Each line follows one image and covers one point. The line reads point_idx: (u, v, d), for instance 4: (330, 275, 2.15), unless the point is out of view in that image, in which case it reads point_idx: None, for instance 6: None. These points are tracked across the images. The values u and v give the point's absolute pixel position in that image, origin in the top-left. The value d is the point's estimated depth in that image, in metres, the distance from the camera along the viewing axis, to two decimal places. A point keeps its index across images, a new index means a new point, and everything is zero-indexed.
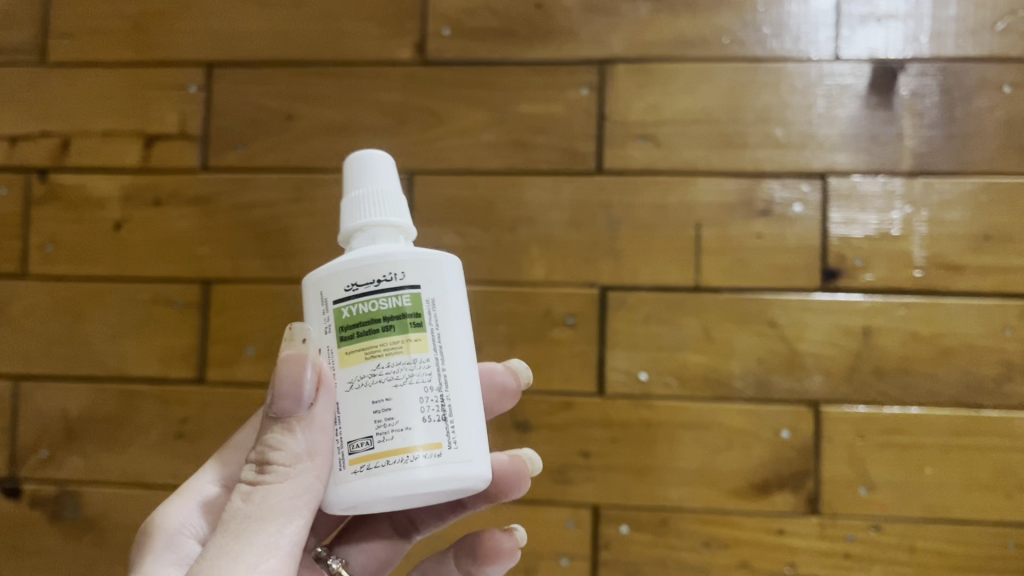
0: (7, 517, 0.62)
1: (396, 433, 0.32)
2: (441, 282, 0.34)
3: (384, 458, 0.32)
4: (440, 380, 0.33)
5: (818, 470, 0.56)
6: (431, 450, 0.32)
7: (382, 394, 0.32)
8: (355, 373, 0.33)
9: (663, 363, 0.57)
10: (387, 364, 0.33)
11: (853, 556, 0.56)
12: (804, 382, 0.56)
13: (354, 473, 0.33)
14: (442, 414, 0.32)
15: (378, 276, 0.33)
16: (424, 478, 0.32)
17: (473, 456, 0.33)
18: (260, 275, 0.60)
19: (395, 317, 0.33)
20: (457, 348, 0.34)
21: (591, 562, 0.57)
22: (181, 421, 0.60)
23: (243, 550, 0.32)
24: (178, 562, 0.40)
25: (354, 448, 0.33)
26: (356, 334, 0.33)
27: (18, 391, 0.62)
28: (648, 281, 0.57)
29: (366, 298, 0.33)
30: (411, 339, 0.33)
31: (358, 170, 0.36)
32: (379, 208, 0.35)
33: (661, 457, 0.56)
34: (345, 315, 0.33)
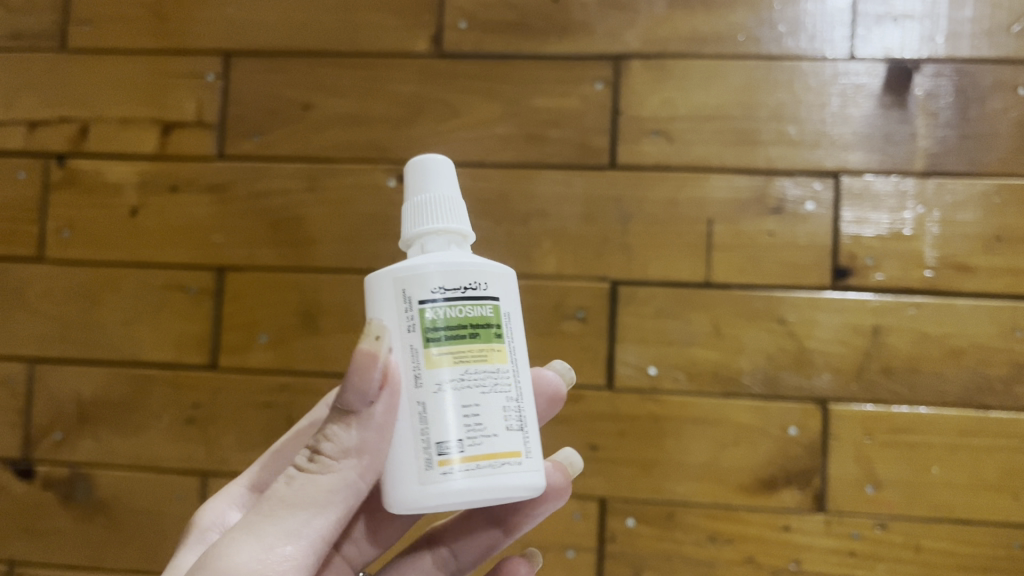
0: (21, 498, 0.63)
1: (486, 439, 0.32)
2: (513, 297, 0.35)
3: (475, 462, 0.32)
4: (517, 391, 0.34)
5: (825, 467, 0.56)
6: (513, 457, 0.32)
7: (471, 399, 0.32)
8: (444, 377, 0.32)
9: (672, 357, 0.57)
10: (475, 369, 0.33)
11: (858, 554, 0.56)
12: (812, 379, 0.56)
13: (442, 475, 0.32)
14: (520, 423, 0.33)
15: (465, 283, 0.33)
16: (508, 484, 0.32)
17: (539, 467, 0.34)
18: (273, 263, 0.61)
19: (481, 325, 0.33)
20: (525, 363, 0.35)
21: (597, 554, 0.58)
22: (193, 406, 0.61)
23: (268, 528, 0.33)
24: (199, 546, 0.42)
25: (443, 449, 0.32)
26: (445, 338, 0.33)
27: (33, 373, 0.63)
28: (659, 276, 0.57)
29: (455, 304, 0.33)
30: (494, 348, 0.33)
31: (421, 175, 0.36)
32: (446, 213, 0.35)
33: (668, 451, 0.57)
34: (431, 317, 0.33)
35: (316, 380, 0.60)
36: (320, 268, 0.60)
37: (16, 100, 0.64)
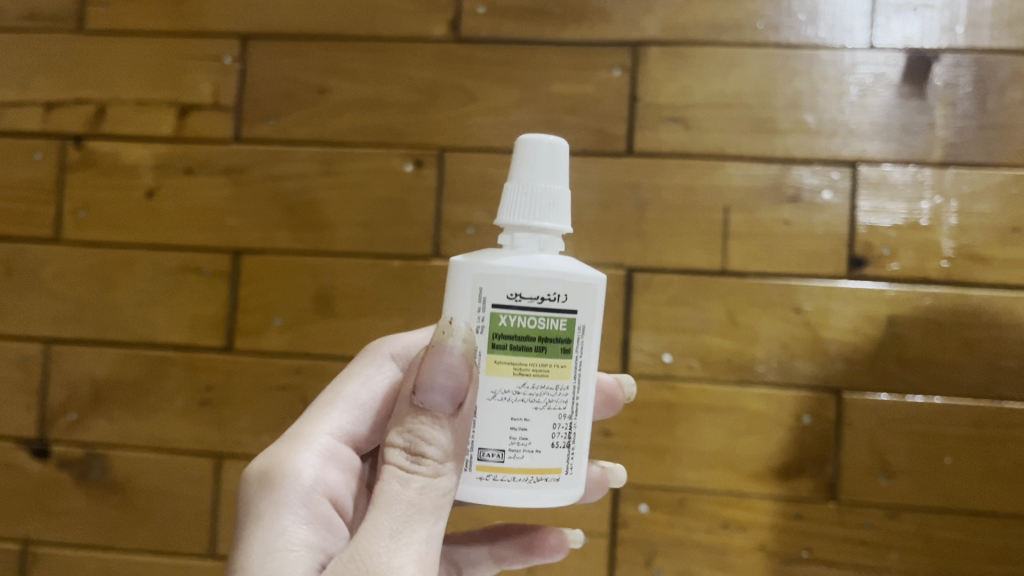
0: (36, 477, 0.63)
1: (527, 454, 0.34)
2: (593, 309, 0.36)
3: (513, 473, 0.34)
4: (572, 408, 0.35)
5: (838, 456, 0.56)
6: (551, 473, 0.35)
7: (523, 412, 0.34)
8: (499, 386, 0.34)
9: (687, 345, 0.57)
10: (532, 384, 0.34)
11: (870, 543, 0.56)
12: (827, 368, 0.56)
13: (478, 479, 0.34)
14: (567, 441, 0.35)
15: (544, 293, 0.34)
16: (546, 495, 0.35)
17: (577, 481, 0.36)
18: (289, 247, 0.61)
19: (549, 338, 0.34)
20: (590, 376, 0.36)
21: (609, 540, 0.58)
22: (208, 388, 0.61)
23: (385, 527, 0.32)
24: (310, 518, 0.36)
25: (481, 455, 0.34)
26: (508, 347, 0.34)
27: (49, 353, 0.63)
28: (674, 264, 0.57)
29: (528, 314, 0.34)
30: (558, 364, 0.35)
31: (535, 159, 0.36)
32: (553, 211, 0.35)
33: (681, 438, 0.57)
34: (503, 323, 0.34)
35: (331, 363, 0.60)
36: (336, 252, 0.60)
37: (33, 80, 0.64)
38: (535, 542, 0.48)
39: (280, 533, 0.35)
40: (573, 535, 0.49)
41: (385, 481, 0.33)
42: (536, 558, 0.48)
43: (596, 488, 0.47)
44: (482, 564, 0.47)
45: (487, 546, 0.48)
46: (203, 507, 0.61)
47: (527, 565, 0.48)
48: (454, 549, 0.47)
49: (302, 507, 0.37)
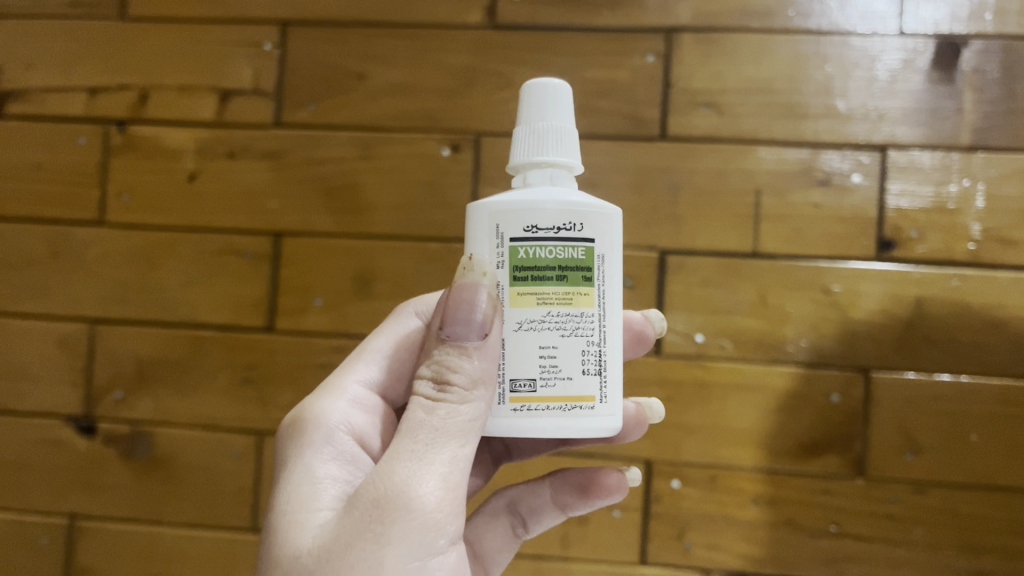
0: (82, 454, 0.65)
1: (559, 382, 0.33)
2: (611, 238, 0.34)
3: (546, 402, 0.33)
4: (600, 336, 0.34)
5: (866, 434, 0.58)
6: (586, 402, 0.33)
7: (550, 340, 0.33)
8: (523, 317, 0.33)
9: (718, 325, 0.58)
10: (556, 313, 0.33)
11: (897, 517, 0.57)
12: (856, 348, 0.57)
13: (513, 411, 0.33)
14: (599, 368, 0.34)
15: (558, 223, 0.33)
16: (580, 425, 0.33)
17: (616, 410, 0.34)
18: (328, 229, 0.62)
19: (569, 267, 0.33)
20: (617, 305, 0.35)
21: (642, 514, 0.59)
22: (249, 366, 0.63)
23: (407, 452, 0.32)
24: (335, 457, 0.37)
25: (513, 386, 0.33)
26: (527, 277, 0.33)
27: (94, 333, 0.65)
28: (706, 246, 0.59)
29: (546, 244, 0.33)
30: (580, 292, 0.33)
31: (539, 100, 0.36)
32: (561, 145, 0.35)
33: (713, 416, 0.58)
34: (522, 255, 0.33)
35: None
36: (374, 234, 0.62)
37: (77, 66, 0.66)
38: (592, 482, 0.45)
39: (307, 469, 0.36)
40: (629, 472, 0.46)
41: (410, 410, 0.33)
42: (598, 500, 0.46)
43: (634, 424, 0.46)
44: (547, 512, 0.46)
45: (549, 492, 0.46)
46: (245, 482, 0.63)
47: (591, 508, 0.46)
48: (518, 499, 0.47)
49: (325, 447, 0.37)
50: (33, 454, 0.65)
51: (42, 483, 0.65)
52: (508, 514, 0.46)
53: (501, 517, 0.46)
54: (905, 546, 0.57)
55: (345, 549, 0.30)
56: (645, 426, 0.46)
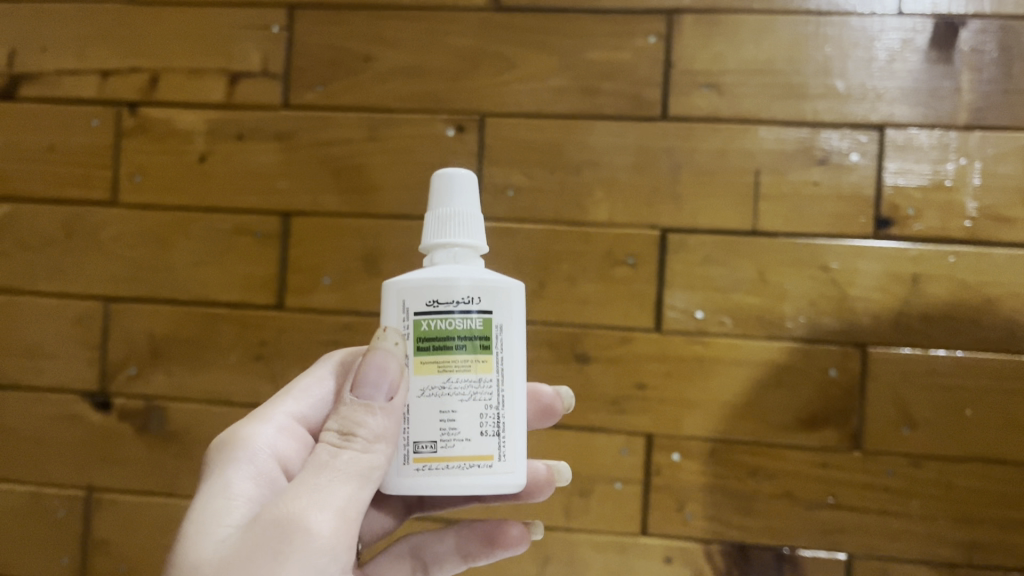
0: (97, 428, 0.67)
1: (458, 443, 0.36)
2: (509, 310, 0.38)
3: (445, 462, 0.36)
4: (498, 399, 0.37)
5: (863, 408, 0.59)
6: (483, 460, 0.37)
7: (450, 405, 0.36)
8: (426, 384, 0.37)
9: (718, 302, 0.60)
10: (456, 379, 0.37)
11: (892, 490, 0.59)
12: (853, 324, 0.59)
13: (417, 470, 0.36)
14: (496, 429, 0.37)
15: (457, 297, 0.37)
16: (477, 483, 0.36)
17: (515, 468, 0.37)
18: (335, 209, 0.64)
19: (467, 337, 0.37)
20: (516, 371, 0.38)
21: (642, 487, 0.61)
22: (260, 343, 0.64)
23: (309, 491, 0.34)
24: (254, 477, 0.39)
25: (417, 448, 0.37)
26: (429, 348, 0.37)
27: (108, 311, 0.66)
28: (707, 224, 0.60)
29: (446, 316, 0.37)
30: (478, 359, 0.37)
31: (446, 187, 0.40)
32: (464, 228, 0.39)
33: (713, 390, 0.60)
34: (424, 327, 0.37)
35: (376, 320, 0.63)
36: (381, 214, 0.63)
37: (89, 50, 0.67)
38: (496, 535, 0.49)
39: (225, 485, 0.38)
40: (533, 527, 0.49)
41: (316, 452, 0.35)
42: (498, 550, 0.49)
43: (539, 489, 0.49)
44: (448, 560, 0.49)
45: (453, 540, 0.49)
46: None
47: (491, 558, 0.49)
48: (421, 545, 0.50)
49: (247, 466, 0.40)
50: (49, 429, 0.67)
51: (58, 457, 0.67)
52: (410, 558, 0.49)
53: (404, 560, 0.49)
54: (901, 517, 0.59)
55: (244, 566, 0.33)
56: (548, 491, 0.49)
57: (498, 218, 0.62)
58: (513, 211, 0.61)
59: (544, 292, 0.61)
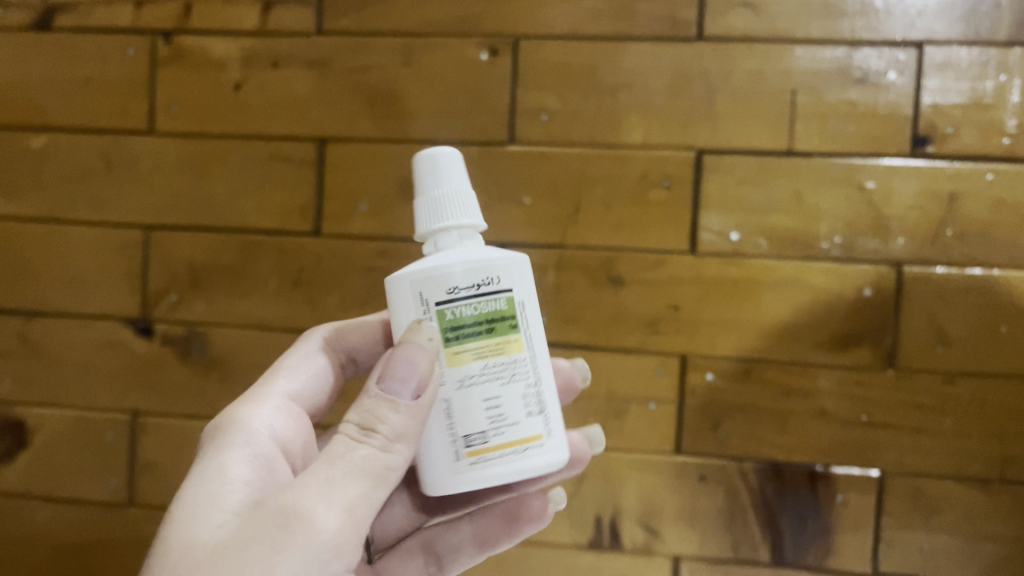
0: (141, 354, 0.68)
1: (507, 428, 0.38)
2: (527, 288, 0.40)
3: (499, 450, 0.38)
4: (534, 377, 0.40)
5: (897, 327, 0.59)
6: (535, 440, 0.39)
7: (492, 391, 0.39)
8: (464, 374, 0.38)
9: (754, 223, 0.60)
10: (493, 363, 0.39)
11: (926, 407, 0.59)
12: (889, 244, 0.59)
13: (471, 464, 0.38)
14: (539, 406, 0.39)
15: (478, 280, 0.39)
16: (531, 463, 0.39)
17: (560, 441, 0.40)
18: (371, 135, 0.64)
19: (496, 319, 0.39)
20: (541, 348, 0.41)
21: (677, 406, 0.62)
22: (298, 270, 0.65)
23: (323, 483, 0.35)
24: (251, 460, 0.41)
25: (468, 441, 0.38)
26: (462, 337, 0.38)
27: (148, 239, 0.67)
28: (742, 145, 0.60)
29: (470, 302, 0.39)
30: (511, 339, 0.39)
31: (434, 169, 0.42)
32: (460, 207, 0.41)
33: (748, 311, 0.60)
34: (450, 316, 0.38)
35: (413, 245, 0.64)
36: (415, 140, 0.63)
37: None
38: (513, 519, 0.51)
39: (222, 469, 0.40)
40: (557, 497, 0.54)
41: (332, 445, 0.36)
42: (521, 530, 0.51)
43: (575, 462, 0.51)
44: (463, 551, 0.51)
45: (467, 531, 0.51)
46: None
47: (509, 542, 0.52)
48: (434, 539, 0.51)
49: (241, 451, 0.41)
50: (94, 355, 0.69)
51: (104, 383, 0.69)
52: (423, 553, 0.51)
53: (418, 555, 0.51)
54: (933, 434, 0.59)
55: (243, 551, 0.34)
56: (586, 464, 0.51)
57: (533, 141, 0.62)
58: (548, 135, 0.62)
59: (580, 215, 0.61)
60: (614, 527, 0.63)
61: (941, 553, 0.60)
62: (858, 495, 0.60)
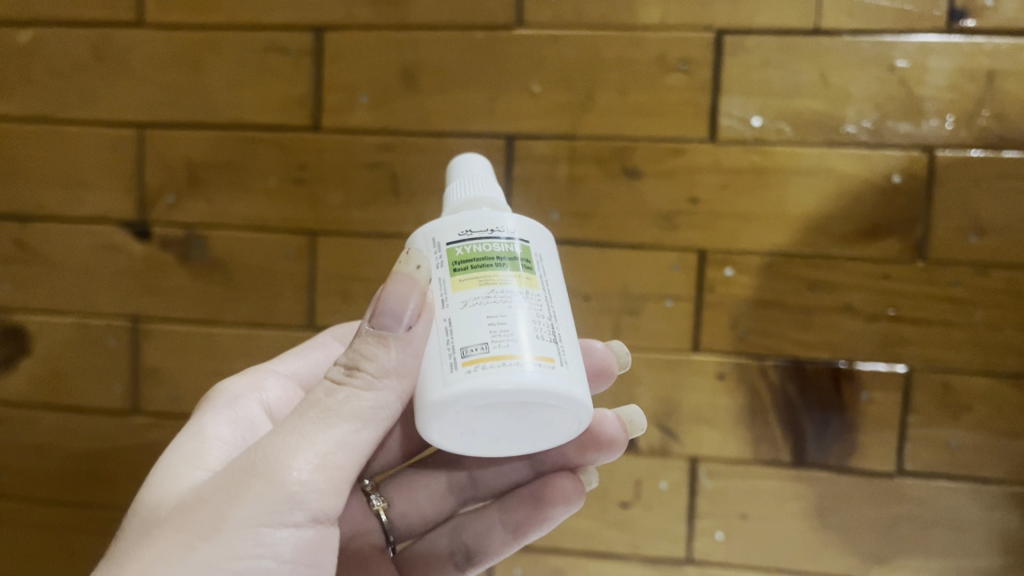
0: (139, 258, 0.66)
1: (512, 342, 0.33)
2: (546, 250, 0.38)
3: (499, 359, 0.33)
4: (548, 314, 0.35)
5: (928, 216, 0.56)
6: (546, 361, 0.33)
7: (497, 312, 0.34)
8: (471, 296, 0.35)
9: (777, 107, 0.56)
10: (500, 290, 0.35)
11: (957, 300, 0.57)
12: (922, 126, 0.55)
13: (468, 373, 0.33)
14: (552, 337, 0.34)
15: (492, 226, 0.37)
16: (536, 380, 0.32)
17: (578, 380, 0.34)
18: (371, 22, 0.60)
19: (507, 257, 0.36)
20: (561, 305, 0.37)
21: (695, 304, 0.59)
22: (299, 167, 0.63)
23: (298, 429, 0.34)
24: (230, 419, 0.43)
25: (466, 352, 0.33)
26: (471, 268, 0.35)
27: (142, 138, 0.65)
28: (765, 24, 0.56)
29: (480, 241, 0.36)
30: (523, 277, 0.36)
31: (459, 169, 0.42)
32: (489, 187, 0.40)
33: (771, 202, 0.57)
34: (459, 253, 0.36)
35: (417, 139, 0.61)
36: (418, 26, 0.60)
37: None
38: (543, 496, 0.47)
39: (203, 429, 0.42)
40: (584, 476, 0.47)
41: (316, 388, 0.35)
42: (551, 512, 0.47)
43: (607, 447, 0.46)
44: (490, 537, 0.48)
45: (495, 515, 0.48)
46: (302, 282, 0.64)
47: (542, 526, 0.48)
48: (462, 525, 0.49)
49: (226, 412, 0.43)
50: (92, 260, 0.67)
51: (103, 288, 0.67)
52: (449, 540, 0.49)
53: (441, 541, 0.49)
54: (965, 328, 0.57)
55: (204, 500, 0.34)
56: (622, 449, 0.46)
57: (542, 25, 0.58)
58: (558, 18, 0.58)
59: (593, 103, 0.58)
60: None
61: (969, 450, 0.58)
62: (883, 392, 0.58)
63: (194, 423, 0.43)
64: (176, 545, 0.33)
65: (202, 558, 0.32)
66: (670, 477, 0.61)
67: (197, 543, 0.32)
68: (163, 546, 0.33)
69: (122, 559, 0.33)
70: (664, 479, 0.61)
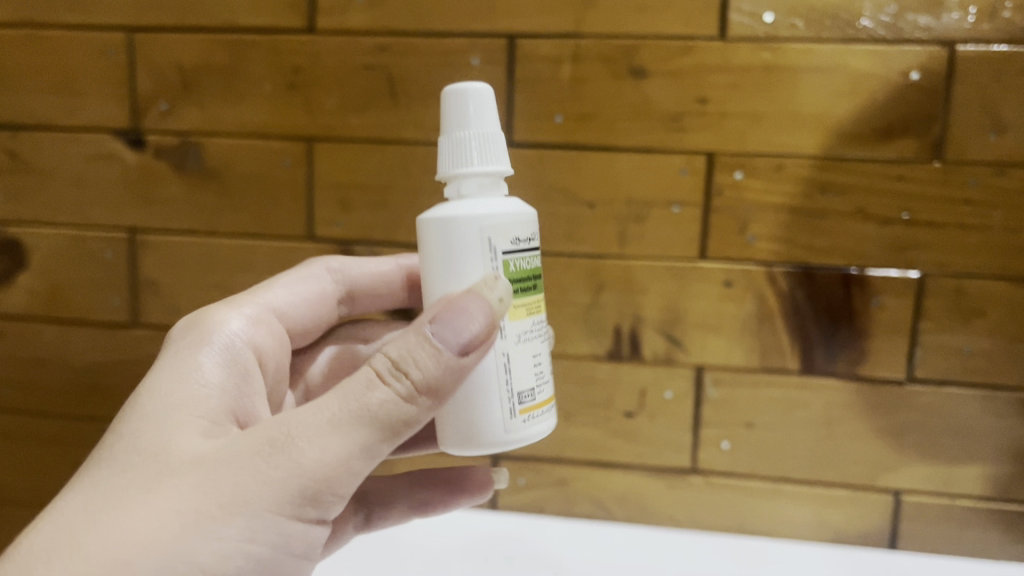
0: (134, 168, 0.64)
1: (545, 387, 0.39)
2: None
3: (541, 407, 0.39)
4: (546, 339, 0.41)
5: (946, 114, 0.54)
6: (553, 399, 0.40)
7: (537, 350, 0.38)
8: (523, 329, 0.38)
9: (790, 2, 0.54)
10: (537, 321, 0.39)
11: (974, 203, 0.55)
12: (943, 20, 0.53)
13: (524, 421, 0.38)
14: None
15: (530, 233, 0.38)
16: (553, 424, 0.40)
17: None
18: None
19: (536, 275, 0.39)
20: None
21: (703, 209, 0.57)
22: (295, 72, 0.61)
23: (331, 422, 0.32)
24: (219, 360, 0.40)
25: (522, 398, 0.37)
26: (522, 291, 0.38)
27: (134, 42, 0.62)
28: None
29: (524, 254, 0.38)
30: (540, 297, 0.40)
31: (457, 110, 0.39)
32: (496, 153, 0.38)
33: (782, 102, 0.55)
34: (512, 267, 0.37)
35: (416, 40, 0.58)
36: None
37: None
38: (458, 482, 0.51)
39: (189, 369, 0.39)
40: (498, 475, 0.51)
41: (357, 382, 0.33)
42: (456, 501, 0.50)
43: None
44: (395, 508, 0.49)
45: (404, 490, 0.50)
46: (300, 191, 0.63)
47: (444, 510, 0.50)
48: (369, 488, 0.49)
49: (219, 353, 0.40)
50: (87, 170, 0.65)
51: (100, 198, 0.65)
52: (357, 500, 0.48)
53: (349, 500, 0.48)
54: (982, 231, 0.55)
55: (221, 470, 0.32)
56: None
57: None
58: None
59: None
60: (634, 338, 0.60)
61: (981, 356, 0.57)
62: (895, 298, 0.57)
63: (176, 362, 0.39)
64: (190, 509, 0.31)
65: (219, 531, 0.31)
66: (675, 386, 0.60)
67: (216, 514, 0.31)
68: (171, 508, 0.31)
69: (123, 502, 0.32)
70: (669, 388, 0.61)
